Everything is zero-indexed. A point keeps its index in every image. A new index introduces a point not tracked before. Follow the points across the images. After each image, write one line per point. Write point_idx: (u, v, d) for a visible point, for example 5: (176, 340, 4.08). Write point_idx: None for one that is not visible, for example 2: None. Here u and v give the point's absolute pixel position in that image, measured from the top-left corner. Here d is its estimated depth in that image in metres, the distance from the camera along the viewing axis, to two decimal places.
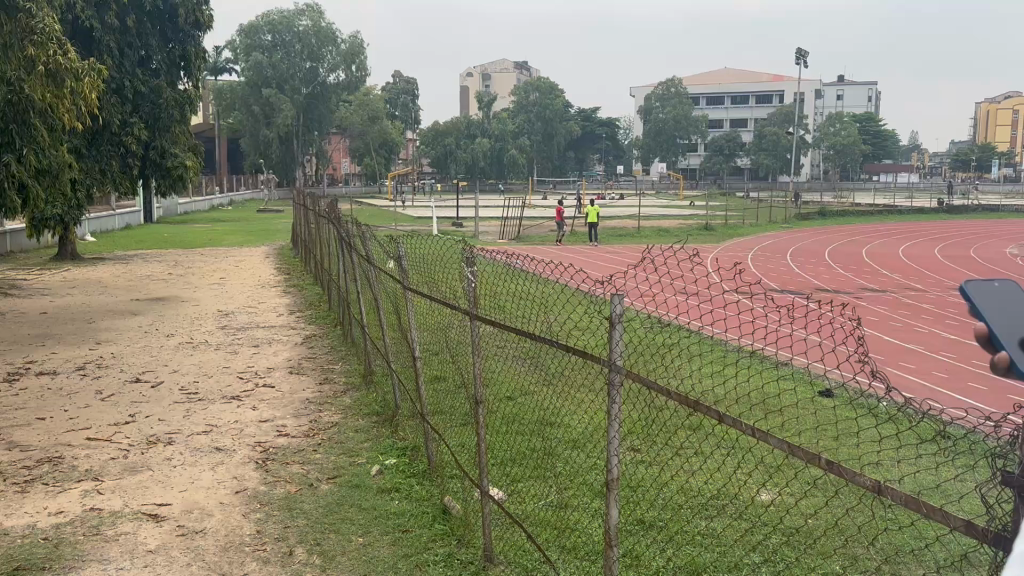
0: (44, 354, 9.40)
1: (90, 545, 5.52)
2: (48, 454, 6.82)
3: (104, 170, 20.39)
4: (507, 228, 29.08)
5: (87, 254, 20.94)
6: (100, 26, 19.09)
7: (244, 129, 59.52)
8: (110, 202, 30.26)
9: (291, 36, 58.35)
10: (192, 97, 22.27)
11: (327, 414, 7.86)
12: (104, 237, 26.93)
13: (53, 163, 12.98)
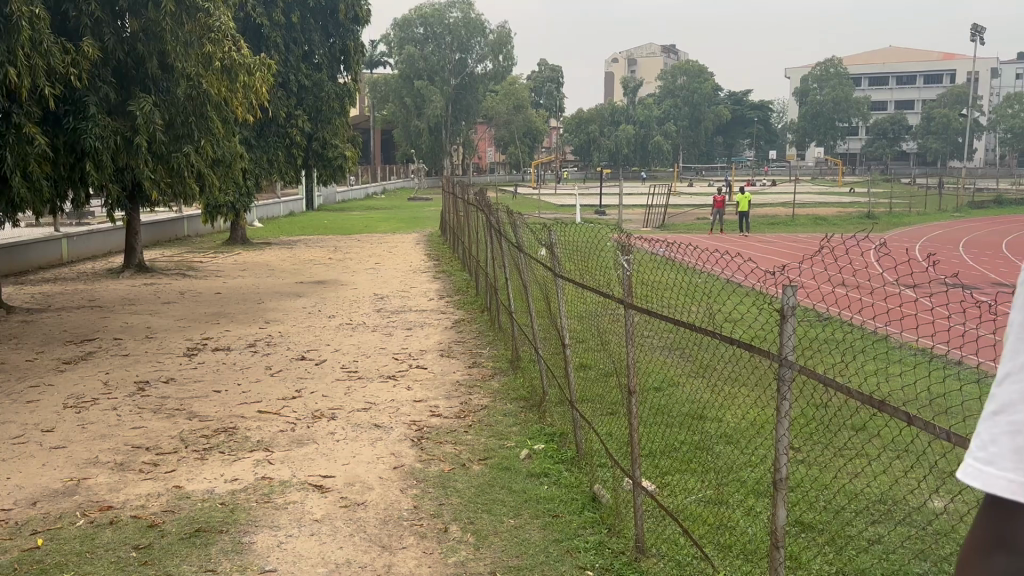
0: (220, 331, 10.11)
1: (263, 511, 5.90)
2: (223, 425, 7.33)
3: (271, 160, 21.54)
4: (652, 216, 28.69)
5: (256, 239, 22.35)
6: (268, 23, 20.22)
7: (395, 119, 61.67)
8: (276, 189, 32.24)
9: (440, 28, 59.72)
10: (350, 90, 23.26)
11: (477, 397, 8.03)
12: (271, 223, 28.73)
13: (225, 153, 13.93)
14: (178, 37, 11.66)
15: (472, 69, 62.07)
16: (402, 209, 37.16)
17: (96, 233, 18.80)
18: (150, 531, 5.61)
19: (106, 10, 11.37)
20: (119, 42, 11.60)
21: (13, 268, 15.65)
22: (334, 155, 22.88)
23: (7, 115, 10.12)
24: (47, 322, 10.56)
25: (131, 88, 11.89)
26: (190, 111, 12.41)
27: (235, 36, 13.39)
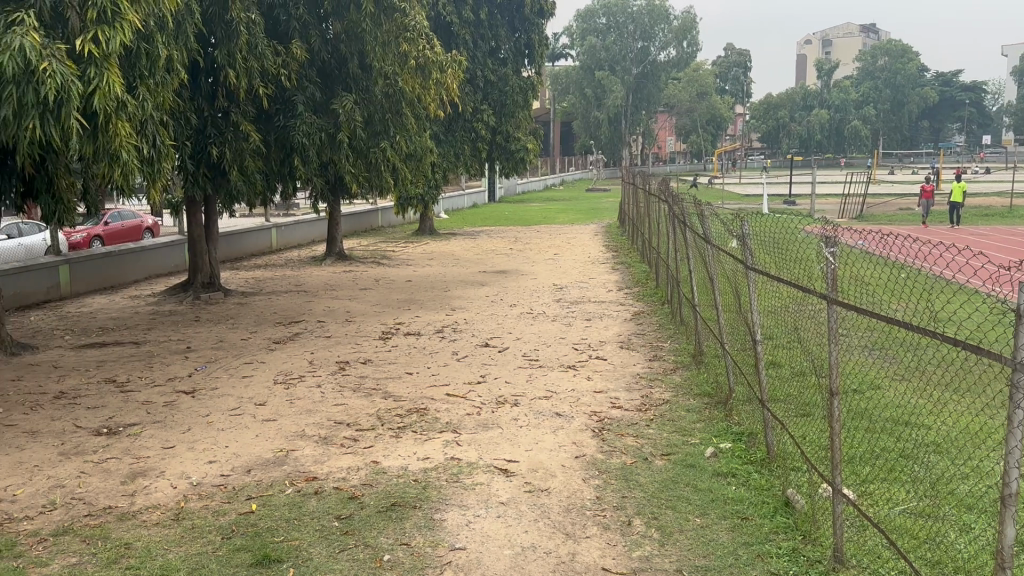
0: (410, 317, 10.61)
1: (452, 490, 6.13)
2: (414, 405, 7.69)
3: (458, 154, 22.18)
4: (849, 206, 27.05)
5: (443, 230, 23.29)
6: (457, 21, 20.93)
7: (576, 111, 61.83)
8: (461, 182, 33.46)
9: (624, 17, 59.14)
10: (533, 83, 23.72)
11: (659, 391, 7.91)
12: (456, 214, 29.85)
13: (417, 147, 14.56)
14: (376, 36, 12.33)
15: (656, 57, 60.88)
16: (581, 201, 37.45)
17: (303, 223, 20.35)
18: (350, 502, 5.99)
19: (312, 14, 12.21)
20: (324, 44, 12.42)
21: (231, 255, 17.24)
22: (517, 147, 23.36)
23: (228, 115, 11.11)
24: (259, 305, 11.52)
25: (334, 87, 12.69)
26: (387, 108, 13.08)
27: (429, 34, 13.94)
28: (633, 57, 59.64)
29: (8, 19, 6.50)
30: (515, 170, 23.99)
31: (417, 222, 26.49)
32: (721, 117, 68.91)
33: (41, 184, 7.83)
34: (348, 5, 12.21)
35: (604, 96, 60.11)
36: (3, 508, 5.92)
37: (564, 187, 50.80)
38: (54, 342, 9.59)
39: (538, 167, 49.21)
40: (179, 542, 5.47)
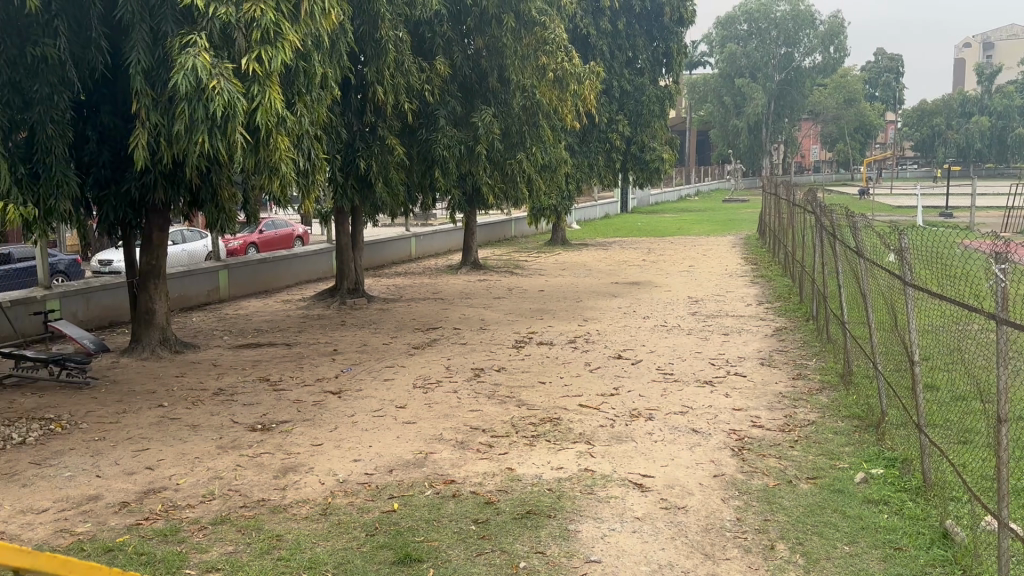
0: (543, 326, 10.69)
1: (587, 502, 6.11)
2: (548, 415, 7.72)
3: (592, 165, 22.27)
4: (1015, 219, 25.13)
5: (574, 240, 23.37)
6: (595, 32, 21.10)
7: (713, 119, 60.49)
8: (593, 193, 33.59)
9: (766, 22, 57.46)
10: (671, 92, 23.52)
11: (802, 411, 7.60)
12: (588, 225, 29.89)
13: (552, 159, 14.67)
14: (516, 49, 12.65)
15: (800, 63, 58.76)
16: (715, 212, 36.64)
17: (439, 232, 20.90)
18: (487, 507, 6.08)
19: (455, 30, 12.59)
20: (466, 58, 12.76)
21: (373, 263, 17.95)
22: (653, 157, 23.17)
23: (374, 129, 11.57)
24: (400, 311, 11.92)
25: (475, 101, 12.97)
26: (525, 120, 13.25)
27: (568, 47, 14.08)
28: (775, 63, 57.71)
29: (183, 41, 7.01)
30: (649, 180, 23.79)
31: (550, 232, 26.71)
32: (866, 124, 65.57)
33: (206, 194, 8.40)
34: (490, 20, 12.54)
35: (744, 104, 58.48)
36: (168, 495, 6.38)
37: (698, 198, 49.90)
38: (214, 342, 10.27)
39: (671, 177, 48.46)
40: (326, 537, 5.71)
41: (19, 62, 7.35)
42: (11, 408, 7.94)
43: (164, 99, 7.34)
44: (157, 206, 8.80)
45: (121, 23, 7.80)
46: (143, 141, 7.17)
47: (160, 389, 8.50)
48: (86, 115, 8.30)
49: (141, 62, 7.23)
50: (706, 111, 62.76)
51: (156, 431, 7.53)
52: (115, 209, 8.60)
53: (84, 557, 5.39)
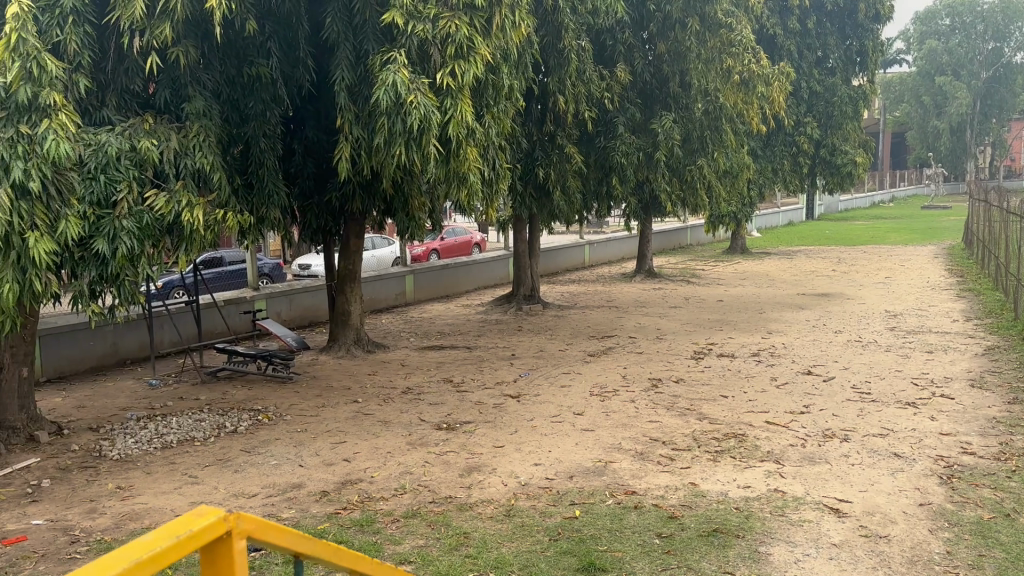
0: (724, 338, 10.40)
1: (778, 524, 5.85)
2: (733, 430, 7.49)
3: (777, 169, 21.81)
4: None
5: (755, 248, 22.63)
6: (782, 33, 20.48)
7: (911, 121, 56.71)
8: (778, 199, 32.50)
9: (971, 17, 53.29)
10: (865, 92, 22.34)
11: (1021, 439, 6.92)
12: (771, 233, 28.90)
13: (735, 164, 14.32)
14: (700, 53, 12.50)
15: (1011, 58, 53.69)
16: (912, 219, 34.29)
17: (613, 240, 20.96)
18: (671, 522, 5.96)
19: (636, 35, 12.62)
20: (647, 64, 12.72)
21: (548, 270, 18.21)
22: (844, 161, 22.11)
23: (554, 137, 11.67)
24: (576, 318, 11.99)
25: (654, 106, 12.90)
26: (706, 125, 13.01)
27: (756, 48, 13.80)
28: (980, 60, 53.25)
29: (384, 58, 7.48)
30: (840, 185, 22.68)
31: (728, 240, 26.17)
32: None
33: (400, 203, 8.90)
34: (674, 24, 12.43)
35: (944, 104, 54.31)
36: (363, 487, 6.71)
37: (888, 205, 47.02)
38: (400, 343, 10.75)
39: (859, 182, 45.86)
40: (511, 538, 5.79)
41: (237, 81, 8.05)
42: (224, 398, 8.68)
43: (364, 114, 7.88)
44: (354, 214, 9.40)
45: (326, 43, 8.42)
46: (346, 154, 7.74)
47: (353, 386, 8.99)
48: (293, 130, 8.98)
49: (345, 79, 7.78)
50: (901, 112, 58.93)
51: (351, 425, 7.99)
52: (317, 216, 9.27)
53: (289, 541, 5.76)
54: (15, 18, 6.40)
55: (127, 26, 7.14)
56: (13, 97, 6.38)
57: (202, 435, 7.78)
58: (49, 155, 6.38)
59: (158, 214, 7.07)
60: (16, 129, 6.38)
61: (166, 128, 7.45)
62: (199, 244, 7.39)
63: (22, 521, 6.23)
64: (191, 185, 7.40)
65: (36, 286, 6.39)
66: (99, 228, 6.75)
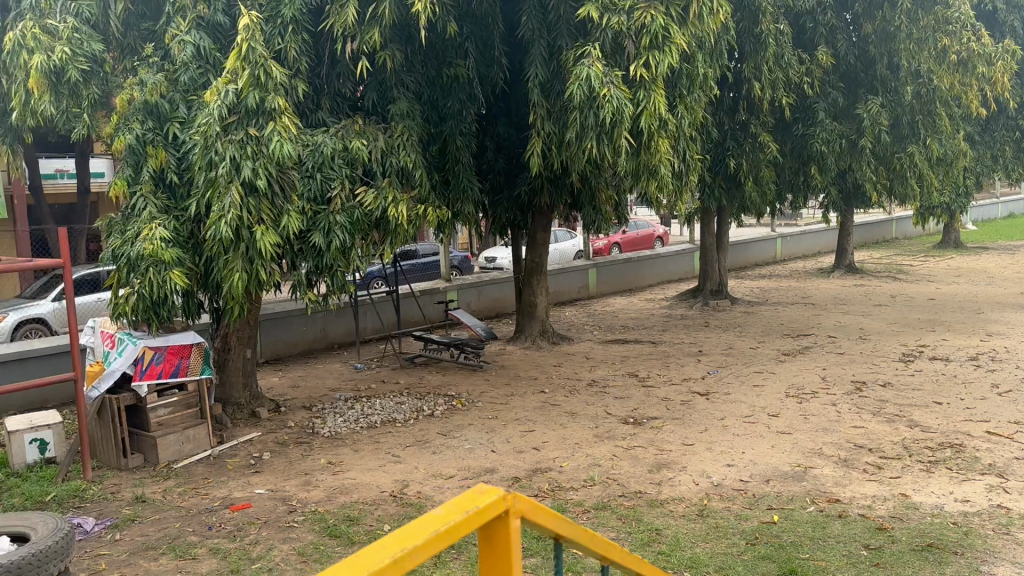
0: (937, 340, 9.68)
1: (1002, 543, 5.35)
2: (948, 440, 6.95)
3: (997, 156, 19.89)
4: None
5: (970, 243, 20.88)
6: (1006, 5, 18.86)
7: None
8: (997, 189, 29.86)
9: None
10: None
11: None
12: (989, 225, 26.62)
13: (949, 150, 13.33)
14: (911, 32, 11.83)
15: None
16: None
17: (808, 234, 20.12)
18: (879, 533, 5.60)
19: (840, 17, 12.00)
20: (851, 46, 12.15)
21: (737, 264, 17.79)
22: None
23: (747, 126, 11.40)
24: (768, 315, 11.58)
25: (858, 89, 12.28)
26: (918, 109, 12.34)
27: (975, 23, 12.95)
28: None
29: (578, 53, 7.51)
30: None
31: (939, 233, 24.39)
32: None
33: (586, 196, 9.07)
34: (881, 2, 11.75)
35: None
36: (554, 476, 6.79)
37: None
38: (585, 336, 10.85)
39: None
40: (706, 539, 5.65)
41: (437, 82, 8.45)
42: (420, 382, 9.16)
43: (556, 109, 7.98)
44: (542, 207, 9.61)
45: (520, 40, 8.61)
46: (538, 149, 7.90)
47: (540, 376, 9.18)
48: (486, 126, 9.26)
49: (538, 75, 7.93)
50: None
51: (539, 415, 8.14)
52: (506, 209, 9.63)
53: None
54: (246, 29, 6.90)
55: (341, 32, 7.58)
56: (244, 102, 6.94)
57: (402, 417, 8.23)
58: (273, 155, 6.94)
59: (366, 210, 7.46)
60: (246, 131, 6.96)
61: (373, 129, 7.87)
62: (403, 238, 7.75)
63: (247, 489, 6.81)
64: (396, 182, 7.75)
65: (262, 274, 7.01)
66: (315, 223, 7.28)
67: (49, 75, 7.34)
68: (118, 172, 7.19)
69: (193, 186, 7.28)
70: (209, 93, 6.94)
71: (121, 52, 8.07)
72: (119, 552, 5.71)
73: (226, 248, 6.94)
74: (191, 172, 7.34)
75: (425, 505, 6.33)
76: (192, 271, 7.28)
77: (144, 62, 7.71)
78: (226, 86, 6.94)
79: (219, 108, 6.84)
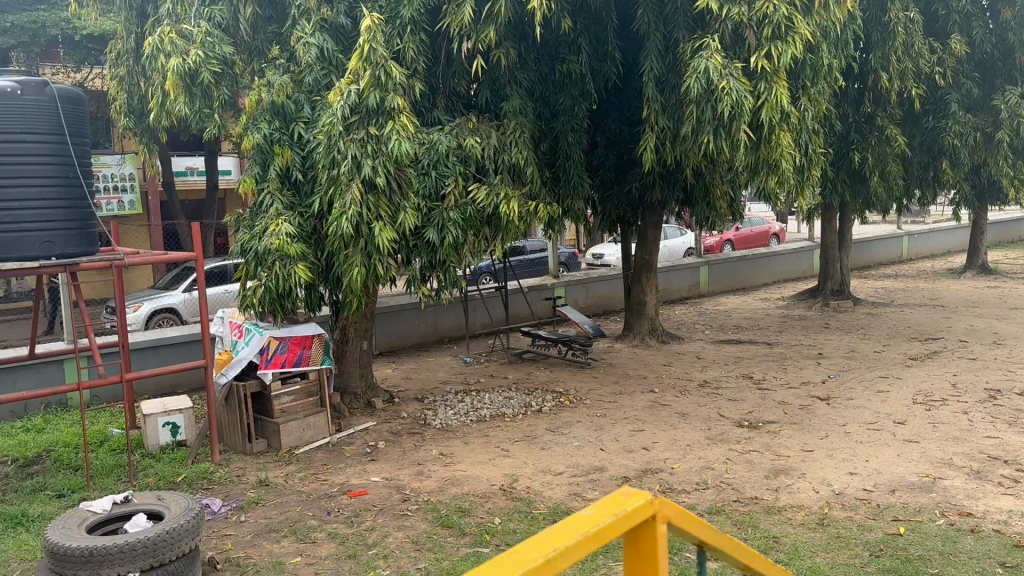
0: None
1: None
2: None
3: None
4: None
5: None
6: None
7: None
8: None
9: None
10: None
11: None
12: None
13: None
14: None
15: None
16: None
17: (937, 232, 19.16)
18: (1017, 551, 5.25)
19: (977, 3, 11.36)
20: (988, 34, 11.50)
21: (859, 263, 17.12)
22: None
23: (873, 119, 10.96)
24: (893, 317, 11.09)
25: (996, 79, 11.87)
26: None
27: None
28: None
29: (696, 45, 7.36)
30: None
31: None
32: None
33: (701, 193, 8.98)
34: None
35: None
36: (665, 477, 6.69)
37: None
38: (696, 335, 10.67)
39: None
40: (826, 548, 5.42)
41: (549, 78, 8.49)
42: (529, 378, 9.23)
43: (671, 103, 7.86)
44: (653, 203, 9.52)
45: (634, 34, 8.51)
46: (652, 144, 7.81)
47: (650, 375, 9.10)
48: (597, 122, 9.23)
49: (654, 69, 7.83)
50: None
51: (649, 414, 8.04)
52: (616, 206, 9.58)
53: None
54: (368, 30, 7.08)
55: (458, 31, 7.68)
56: (365, 102, 7.10)
57: (512, 412, 8.30)
58: (392, 153, 7.10)
59: (479, 207, 7.52)
60: (367, 131, 7.14)
61: (487, 126, 7.94)
62: (513, 234, 7.77)
63: (363, 477, 7.02)
64: (508, 179, 7.79)
65: (379, 269, 7.21)
66: (430, 219, 7.43)
67: (185, 76, 7.68)
68: (248, 171, 7.54)
69: (316, 183, 7.55)
70: (332, 93, 7.14)
71: (250, 55, 8.47)
72: (244, 532, 5.98)
73: (346, 243, 7.17)
74: (314, 170, 7.60)
75: (535, 501, 6.35)
76: (313, 265, 7.55)
77: (272, 65, 8.05)
78: (348, 87, 7.12)
79: (342, 108, 7.05)
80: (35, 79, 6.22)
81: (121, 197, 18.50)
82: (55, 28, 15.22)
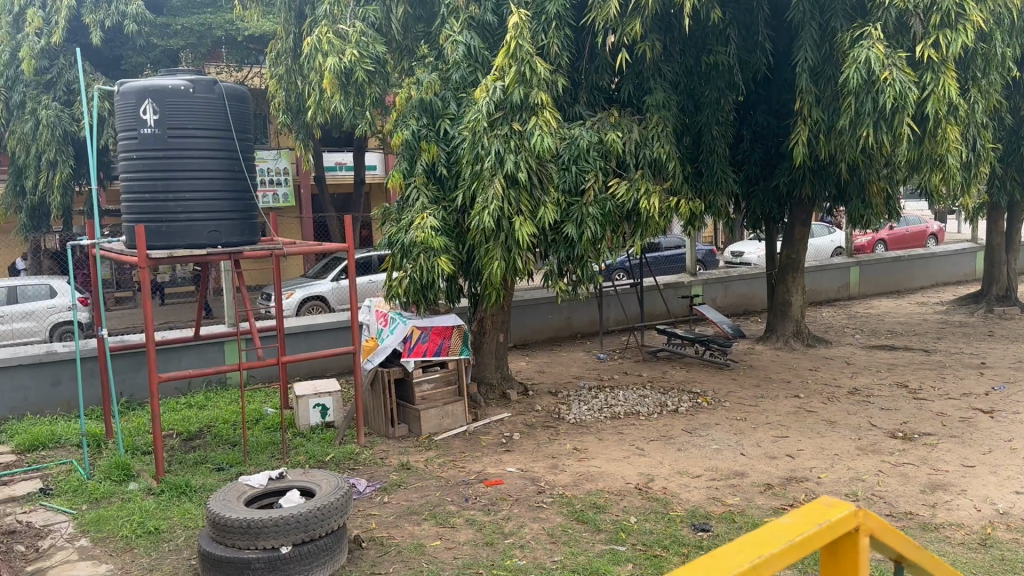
0: None
1: None
2: None
3: None
4: None
5: None
6: None
7: None
8: None
9: None
10: None
11: None
12: None
13: None
14: None
15: None
16: None
17: None
18: None
19: None
20: None
21: None
22: None
23: None
24: None
25: None
26: None
27: None
28: None
29: (856, 35, 7.01)
30: None
31: None
32: None
33: (855, 188, 8.70)
34: None
35: None
36: (810, 486, 6.41)
37: None
38: (845, 340, 10.23)
39: None
40: (992, 569, 5.01)
41: (695, 71, 8.33)
42: (665, 377, 9.10)
43: (826, 96, 7.55)
44: (801, 199, 9.23)
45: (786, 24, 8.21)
46: (803, 138, 7.53)
47: (794, 379, 8.80)
48: (744, 116, 9.01)
49: (808, 60, 7.53)
50: None
51: (793, 420, 7.76)
52: (761, 202, 9.31)
53: (736, 527, 5.72)
54: (515, 27, 7.13)
55: (603, 25, 7.61)
56: (510, 98, 7.16)
57: (648, 410, 8.21)
58: (534, 148, 7.11)
59: (619, 201, 7.46)
60: (511, 126, 7.21)
61: (629, 120, 7.86)
62: (653, 230, 7.62)
63: (499, 466, 7.13)
64: (649, 174, 7.68)
65: (518, 262, 7.30)
66: (569, 214, 7.45)
67: (341, 75, 8.00)
68: (396, 166, 7.79)
69: (460, 178, 7.70)
70: (479, 89, 7.24)
71: (400, 53, 8.79)
72: (387, 514, 6.20)
73: (488, 237, 7.29)
74: (458, 165, 7.76)
75: (673, 502, 6.25)
76: (455, 258, 7.72)
77: (421, 62, 8.27)
78: (494, 83, 7.20)
79: (487, 104, 7.14)
80: (205, 77, 6.54)
81: (276, 189, 19.62)
82: (220, 30, 16.31)
